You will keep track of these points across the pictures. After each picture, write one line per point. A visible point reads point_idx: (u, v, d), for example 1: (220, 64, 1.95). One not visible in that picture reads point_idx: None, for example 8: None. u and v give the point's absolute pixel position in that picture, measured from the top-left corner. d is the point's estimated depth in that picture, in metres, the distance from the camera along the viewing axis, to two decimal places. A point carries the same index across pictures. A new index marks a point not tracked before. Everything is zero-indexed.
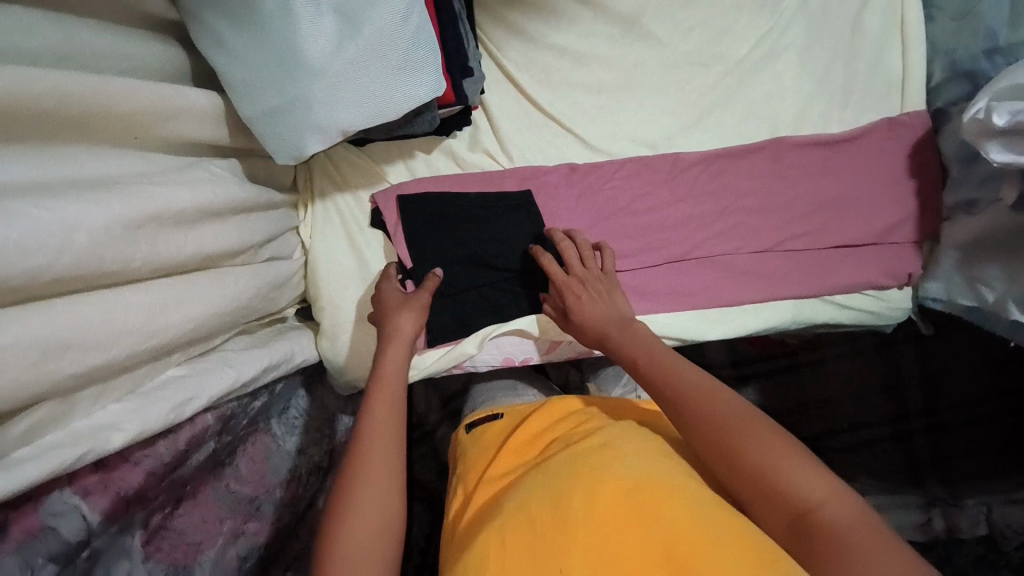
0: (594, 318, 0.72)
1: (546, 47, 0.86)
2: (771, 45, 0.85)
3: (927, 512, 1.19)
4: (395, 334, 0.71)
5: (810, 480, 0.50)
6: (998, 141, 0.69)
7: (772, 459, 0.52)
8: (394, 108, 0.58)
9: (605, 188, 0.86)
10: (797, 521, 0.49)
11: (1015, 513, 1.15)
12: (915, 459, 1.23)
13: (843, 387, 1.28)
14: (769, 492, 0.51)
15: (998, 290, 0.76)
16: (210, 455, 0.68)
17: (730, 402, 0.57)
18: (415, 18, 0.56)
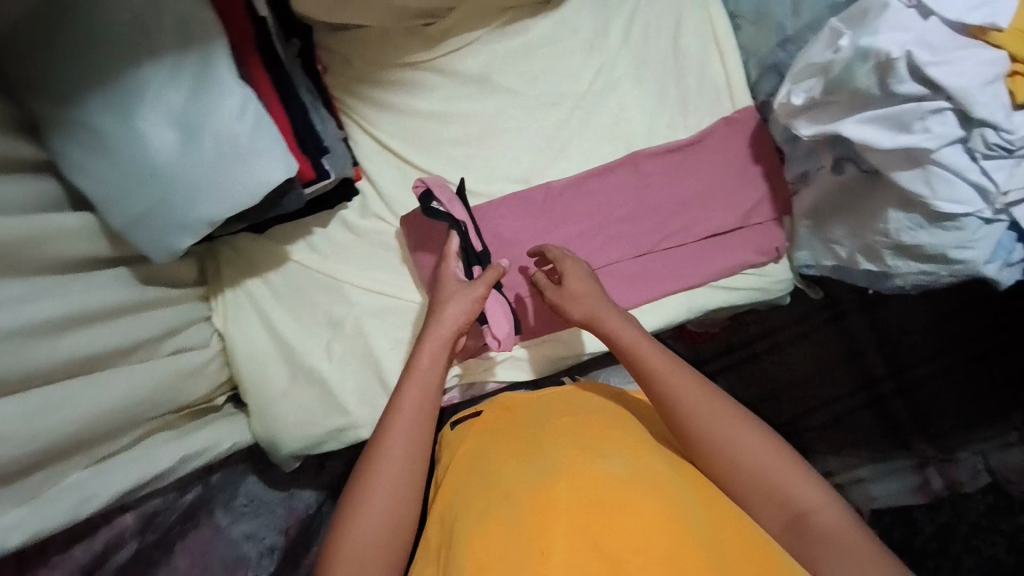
0: (590, 292, 0.80)
1: (412, 115, 0.95)
2: (605, 77, 0.96)
3: (922, 472, 1.25)
4: (450, 317, 0.77)
5: (803, 486, 0.62)
6: (804, 118, 0.75)
7: (772, 467, 0.63)
8: (252, 194, 0.65)
9: (492, 226, 0.94)
10: (794, 519, 0.61)
11: (1009, 456, 1.24)
12: (895, 420, 1.29)
13: (799, 364, 1.32)
14: (764, 490, 0.63)
15: (847, 246, 0.82)
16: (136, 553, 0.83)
17: (729, 404, 0.68)
18: (251, 113, 0.63)
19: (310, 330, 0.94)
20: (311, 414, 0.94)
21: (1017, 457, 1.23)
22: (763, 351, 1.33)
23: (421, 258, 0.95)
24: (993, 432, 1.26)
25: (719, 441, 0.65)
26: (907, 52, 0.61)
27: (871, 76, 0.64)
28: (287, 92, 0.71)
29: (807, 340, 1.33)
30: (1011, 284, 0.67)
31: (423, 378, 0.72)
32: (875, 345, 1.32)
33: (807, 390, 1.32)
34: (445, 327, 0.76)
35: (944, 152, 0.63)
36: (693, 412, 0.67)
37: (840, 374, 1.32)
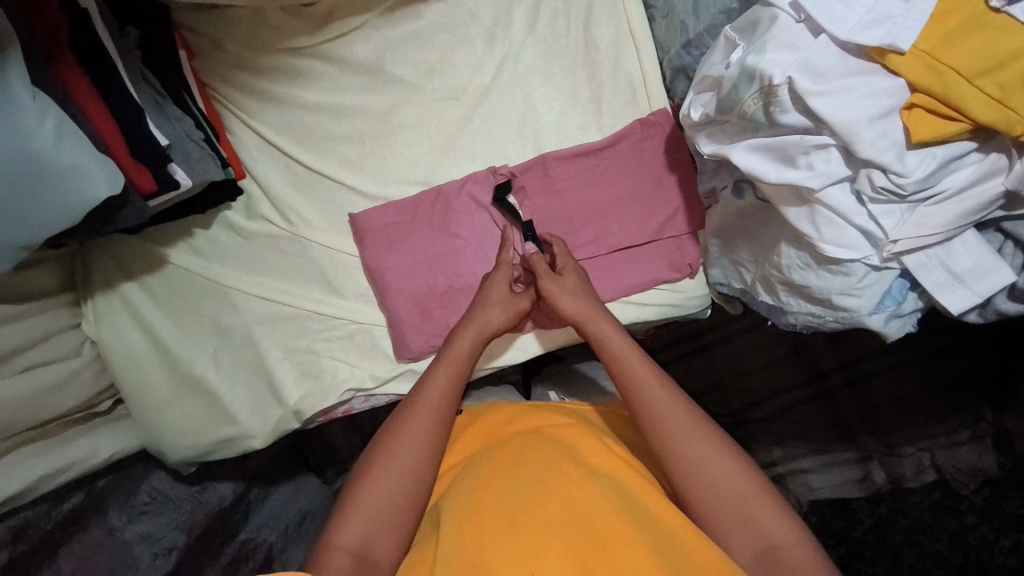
0: (585, 298, 0.77)
1: (299, 107, 0.87)
2: (510, 71, 0.88)
3: (864, 466, 1.17)
4: (484, 326, 0.76)
5: (779, 521, 0.58)
6: (705, 133, 0.68)
7: (750, 498, 0.59)
8: (69, 216, 0.59)
9: (403, 227, 0.88)
10: (761, 553, 0.57)
11: (959, 454, 1.13)
12: (841, 414, 1.20)
13: (745, 357, 1.25)
14: (737, 523, 0.58)
15: (751, 271, 0.76)
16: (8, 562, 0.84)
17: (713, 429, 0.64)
18: (53, 125, 0.56)
19: (194, 338, 0.89)
20: (198, 424, 0.89)
21: (967, 454, 1.12)
22: (711, 343, 1.27)
23: (382, 254, 0.87)
24: (942, 429, 1.14)
25: (709, 467, 0.61)
26: (789, 77, 0.55)
27: (756, 99, 0.58)
28: (116, 95, 0.64)
29: (755, 334, 1.25)
30: (898, 336, 0.63)
31: (458, 369, 0.71)
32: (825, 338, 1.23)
33: (753, 384, 1.25)
34: (479, 331, 0.76)
35: (829, 192, 0.58)
36: (676, 434, 0.63)
37: (789, 367, 1.24)
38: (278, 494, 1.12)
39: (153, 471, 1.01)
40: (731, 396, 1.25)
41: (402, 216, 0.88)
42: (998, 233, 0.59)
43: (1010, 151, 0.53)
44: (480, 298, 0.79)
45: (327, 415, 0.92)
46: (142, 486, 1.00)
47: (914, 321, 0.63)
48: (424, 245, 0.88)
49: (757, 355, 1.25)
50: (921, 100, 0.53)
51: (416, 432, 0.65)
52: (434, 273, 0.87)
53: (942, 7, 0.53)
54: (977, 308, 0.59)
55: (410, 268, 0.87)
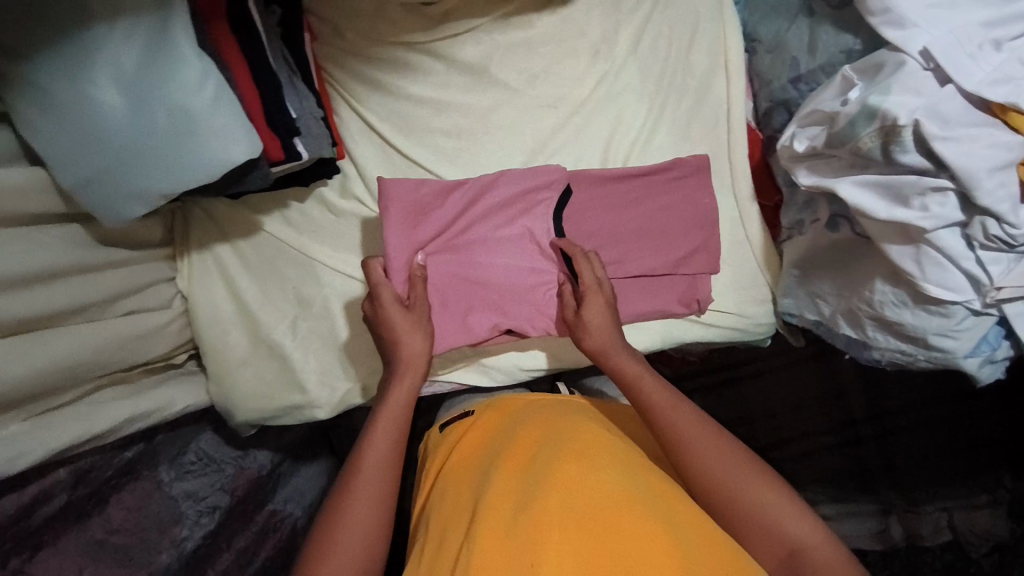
0: (610, 328, 0.77)
1: (404, 98, 0.91)
2: (607, 87, 0.90)
3: (884, 520, 1.21)
4: (408, 358, 0.74)
5: (792, 515, 0.60)
6: (806, 165, 0.71)
7: (762, 496, 0.61)
8: (209, 171, 0.62)
9: (437, 212, 0.85)
10: (782, 551, 0.59)
11: (978, 517, 1.17)
12: (867, 464, 1.24)
13: (777, 393, 1.27)
14: (750, 519, 0.61)
15: (832, 304, 0.78)
16: (63, 508, 0.80)
17: (718, 432, 0.66)
18: (211, 87, 0.60)
19: (275, 305, 0.93)
20: (268, 388, 0.93)
21: (987, 519, 1.17)
22: (746, 374, 1.28)
23: (392, 234, 0.82)
24: (961, 491, 1.20)
25: (712, 468, 0.63)
26: (914, 120, 0.58)
27: (874, 138, 0.61)
28: (262, 65, 0.67)
29: (789, 371, 1.26)
30: (990, 380, 0.67)
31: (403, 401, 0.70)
32: (859, 385, 1.25)
33: (782, 423, 1.27)
34: (408, 364, 0.74)
35: (939, 233, 0.61)
36: (683, 440, 0.65)
37: (817, 410, 1.26)
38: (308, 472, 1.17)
39: (198, 432, 1.00)
40: (761, 431, 1.26)
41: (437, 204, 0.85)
42: None
43: None
44: (388, 331, 0.75)
45: (391, 393, 0.95)
46: (190, 445, 0.99)
47: (1003, 368, 0.68)
48: (447, 232, 0.85)
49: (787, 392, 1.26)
50: None
51: (377, 459, 0.65)
52: (455, 266, 0.85)
53: None
54: None
55: (440, 263, 0.85)
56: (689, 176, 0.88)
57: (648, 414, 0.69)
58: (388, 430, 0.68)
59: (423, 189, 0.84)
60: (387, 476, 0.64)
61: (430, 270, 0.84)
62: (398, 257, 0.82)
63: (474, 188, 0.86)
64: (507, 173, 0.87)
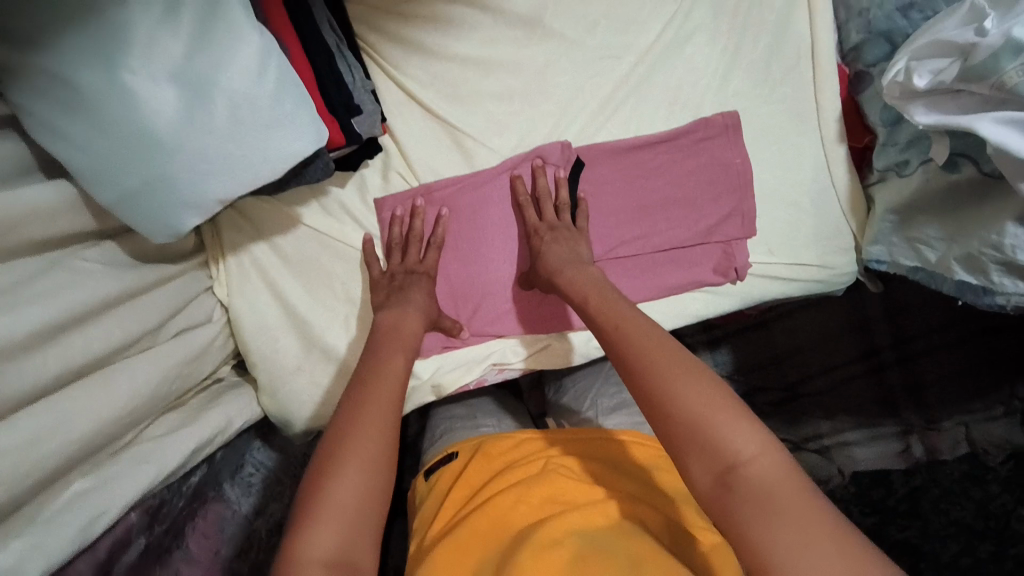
0: (569, 255, 0.74)
1: (447, 59, 0.80)
2: (676, 29, 0.81)
3: (906, 439, 1.15)
4: (408, 313, 0.73)
5: (742, 434, 0.48)
6: (920, 103, 0.65)
7: (704, 408, 0.50)
8: (272, 169, 0.52)
9: (468, 203, 0.81)
10: (720, 474, 0.47)
11: (994, 428, 1.09)
12: (889, 389, 1.19)
13: (805, 332, 1.26)
14: (691, 440, 0.49)
15: (939, 249, 0.73)
16: (144, 550, 0.69)
17: (668, 345, 0.56)
18: (274, 69, 0.50)
19: (326, 305, 0.84)
20: (328, 396, 0.85)
21: (1003, 429, 1.09)
22: (769, 319, 1.28)
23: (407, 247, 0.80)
24: (981, 405, 1.12)
25: (652, 381, 0.53)
26: None
27: (1020, 71, 0.55)
28: (312, 37, 0.57)
29: (812, 309, 1.26)
30: None
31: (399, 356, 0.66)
32: (883, 315, 1.21)
33: (811, 358, 1.25)
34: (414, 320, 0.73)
35: None
36: (630, 351, 0.57)
37: (843, 345, 1.24)
38: None
39: (249, 443, 0.93)
40: (787, 370, 1.25)
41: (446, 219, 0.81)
42: None
43: None
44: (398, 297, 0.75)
45: (462, 387, 0.88)
46: (246, 458, 0.92)
47: None
48: (475, 221, 0.81)
49: (814, 332, 1.25)
50: None
51: (363, 435, 0.54)
52: (486, 257, 0.82)
53: None
54: None
55: (456, 270, 0.82)
56: (733, 129, 0.83)
57: (605, 336, 0.61)
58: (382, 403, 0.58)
59: (439, 185, 0.81)
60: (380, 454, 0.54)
61: (452, 276, 0.82)
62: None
63: (502, 172, 0.82)
64: (512, 162, 0.81)
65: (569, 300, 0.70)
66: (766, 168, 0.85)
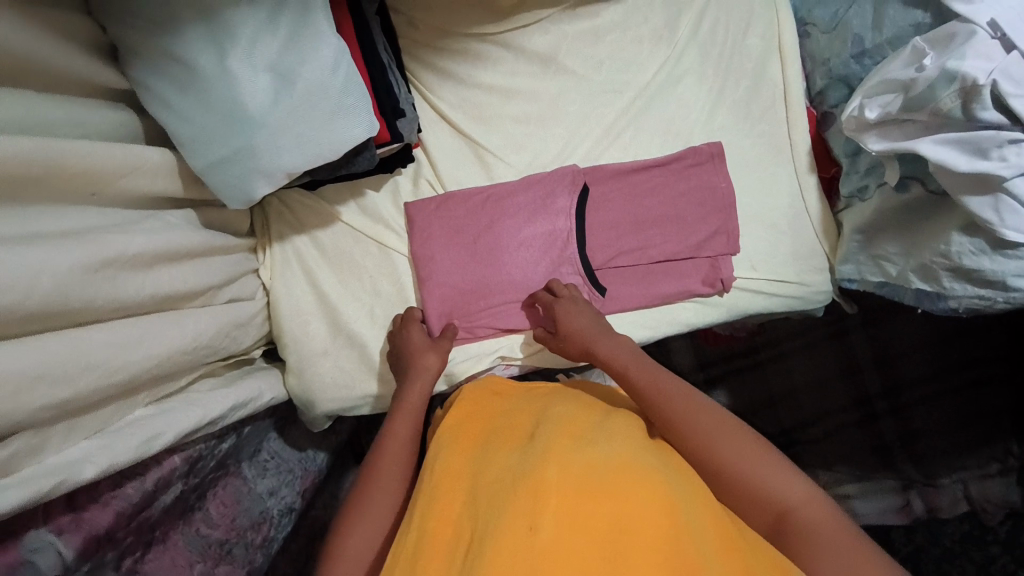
0: (596, 322, 0.84)
1: (475, 87, 0.95)
2: (670, 70, 0.95)
3: (905, 494, 1.21)
4: (423, 371, 0.83)
5: (788, 485, 0.60)
6: (874, 132, 0.77)
7: (754, 469, 0.61)
8: (331, 150, 0.63)
9: (486, 210, 0.93)
10: (775, 519, 0.59)
11: (991, 487, 1.17)
12: (883, 439, 1.25)
13: (799, 374, 1.31)
14: (745, 493, 0.60)
15: (898, 263, 0.83)
16: (176, 498, 0.76)
17: (709, 409, 0.67)
18: (343, 70, 0.62)
19: (354, 295, 0.94)
20: (349, 378, 0.93)
21: (999, 487, 1.16)
22: (766, 361, 1.33)
23: (428, 249, 0.92)
24: (976, 461, 1.19)
25: (702, 441, 0.64)
26: (993, 81, 0.63)
27: (954, 98, 0.66)
28: (370, 51, 0.71)
29: (807, 354, 1.31)
30: None
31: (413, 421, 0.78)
32: (872, 362, 1.28)
33: (804, 402, 1.30)
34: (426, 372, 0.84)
35: (1015, 182, 0.65)
36: (676, 413, 0.66)
37: (836, 390, 1.29)
38: None
39: (267, 431, 0.99)
40: (782, 414, 1.30)
41: (465, 223, 0.92)
42: None
43: None
44: (408, 351, 0.86)
45: (469, 379, 0.95)
46: (263, 443, 0.98)
47: None
48: (492, 225, 0.92)
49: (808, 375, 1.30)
50: None
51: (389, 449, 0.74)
52: (500, 256, 0.92)
53: None
54: None
55: (475, 269, 0.92)
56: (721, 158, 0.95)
57: (646, 404, 0.69)
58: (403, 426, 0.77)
59: (460, 194, 0.93)
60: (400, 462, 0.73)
61: (469, 273, 0.92)
62: (431, 290, 0.91)
63: (518, 185, 0.93)
64: (530, 178, 0.93)
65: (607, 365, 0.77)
66: (748, 194, 0.97)
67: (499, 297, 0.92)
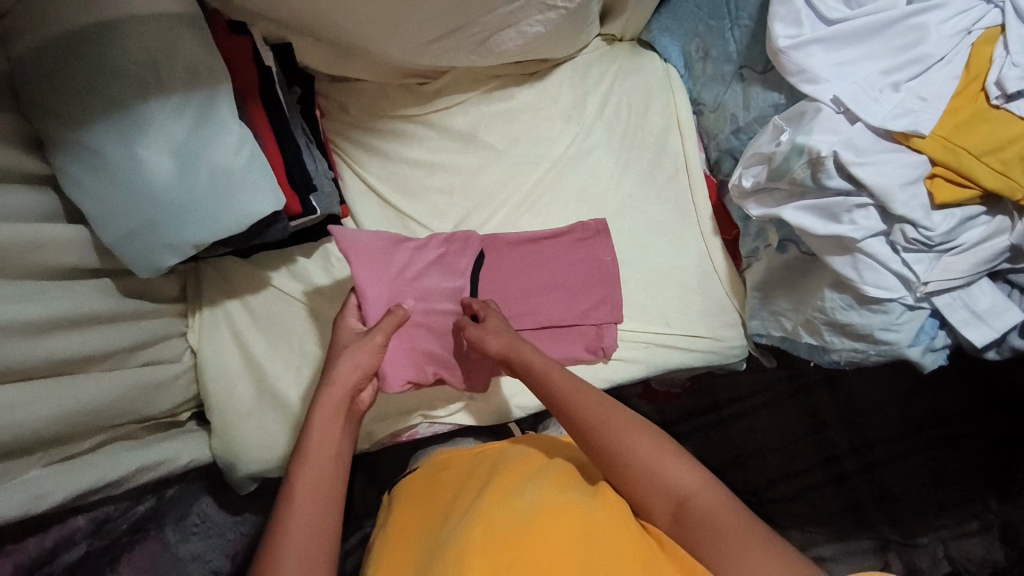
0: (507, 330, 0.82)
1: (401, 161, 1.03)
2: (580, 144, 1.04)
3: (883, 556, 1.21)
4: (334, 375, 0.78)
5: (687, 475, 0.65)
6: (753, 200, 0.82)
7: (654, 460, 0.66)
8: (233, 222, 0.69)
9: (426, 260, 0.95)
10: (677, 509, 0.64)
11: (969, 545, 1.21)
12: (859, 499, 1.26)
13: (763, 432, 1.30)
14: (649, 487, 0.66)
15: (792, 318, 0.88)
16: (80, 556, 0.83)
17: (617, 408, 0.71)
18: (246, 150, 0.69)
19: (281, 356, 0.96)
20: (273, 438, 0.94)
21: (978, 545, 1.20)
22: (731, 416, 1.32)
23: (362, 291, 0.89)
24: (953, 519, 1.23)
25: (610, 442, 0.68)
26: (834, 151, 0.67)
27: (805, 168, 0.69)
28: (284, 134, 0.78)
29: (771, 409, 1.31)
30: (933, 367, 0.72)
31: (332, 426, 0.74)
32: (838, 420, 1.30)
33: (773, 461, 1.29)
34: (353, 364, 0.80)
35: (869, 242, 0.68)
36: (582, 416, 0.71)
37: (805, 447, 1.29)
38: None
39: (198, 495, 0.99)
40: (750, 472, 1.29)
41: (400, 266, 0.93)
42: (1006, 283, 0.70)
43: (1013, 214, 0.65)
44: (341, 346, 0.84)
45: (395, 435, 0.99)
46: (193, 508, 0.99)
47: (944, 356, 0.73)
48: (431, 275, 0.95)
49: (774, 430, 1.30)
50: (941, 171, 0.65)
51: (311, 486, 0.69)
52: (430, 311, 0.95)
53: (953, 104, 0.65)
54: (995, 346, 0.70)
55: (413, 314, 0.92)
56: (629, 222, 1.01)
57: (561, 415, 0.73)
58: (319, 482, 0.70)
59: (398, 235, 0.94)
60: (324, 505, 0.69)
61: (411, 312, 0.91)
62: (368, 285, 0.88)
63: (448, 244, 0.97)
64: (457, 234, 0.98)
65: (526, 379, 0.77)
66: (660, 255, 1.03)
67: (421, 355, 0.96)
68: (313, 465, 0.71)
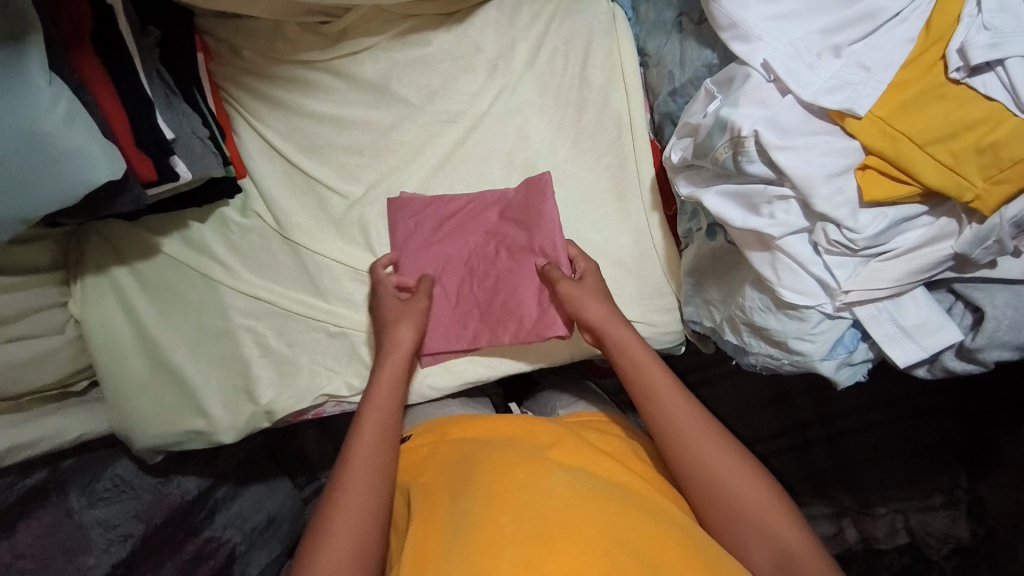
0: (605, 303, 0.79)
1: (305, 115, 0.91)
2: (507, 100, 0.91)
3: (837, 522, 1.16)
4: (397, 343, 0.80)
5: (785, 523, 0.61)
6: (682, 176, 0.69)
7: (758, 499, 0.62)
8: (65, 196, 0.61)
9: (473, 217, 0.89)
10: (773, 550, 0.59)
11: (934, 521, 1.11)
12: (817, 466, 1.18)
13: (717, 405, 1.21)
14: (747, 520, 0.61)
15: (721, 312, 0.78)
16: None
17: (724, 434, 0.67)
18: (64, 108, 0.58)
19: (176, 327, 0.90)
20: (168, 413, 0.89)
21: (942, 522, 1.10)
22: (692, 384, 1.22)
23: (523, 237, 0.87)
24: (918, 492, 1.13)
25: (698, 467, 0.64)
26: (755, 132, 0.55)
27: (727, 148, 0.58)
28: (132, 91, 0.69)
29: (733, 378, 1.21)
30: (849, 383, 0.64)
31: (381, 410, 0.73)
32: (805, 390, 1.21)
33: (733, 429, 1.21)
34: (399, 352, 0.79)
35: (789, 240, 0.58)
36: (682, 430, 0.66)
37: (765, 417, 1.21)
38: (249, 495, 1.15)
39: (115, 460, 1.00)
40: None
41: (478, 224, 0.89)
42: (948, 293, 0.60)
43: (961, 216, 0.54)
44: (386, 316, 0.83)
45: (299, 414, 0.92)
46: (104, 472, 0.98)
47: (864, 371, 0.65)
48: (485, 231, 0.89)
49: (730, 399, 1.21)
50: (875, 162, 0.54)
51: (360, 477, 0.65)
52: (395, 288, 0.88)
53: (901, 76, 0.53)
54: (927, 363, 0.61)
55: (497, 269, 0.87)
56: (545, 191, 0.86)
57: (652, 417, 0.68)
58: (370, 476, 0.65)
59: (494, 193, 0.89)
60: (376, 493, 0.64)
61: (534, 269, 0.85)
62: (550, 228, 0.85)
63: (399, 204, 0.89)
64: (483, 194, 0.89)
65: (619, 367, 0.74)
66: (596, 230, 0.91)
67: (325, 332, 0.90)
68: (360, 454, 0.67)
